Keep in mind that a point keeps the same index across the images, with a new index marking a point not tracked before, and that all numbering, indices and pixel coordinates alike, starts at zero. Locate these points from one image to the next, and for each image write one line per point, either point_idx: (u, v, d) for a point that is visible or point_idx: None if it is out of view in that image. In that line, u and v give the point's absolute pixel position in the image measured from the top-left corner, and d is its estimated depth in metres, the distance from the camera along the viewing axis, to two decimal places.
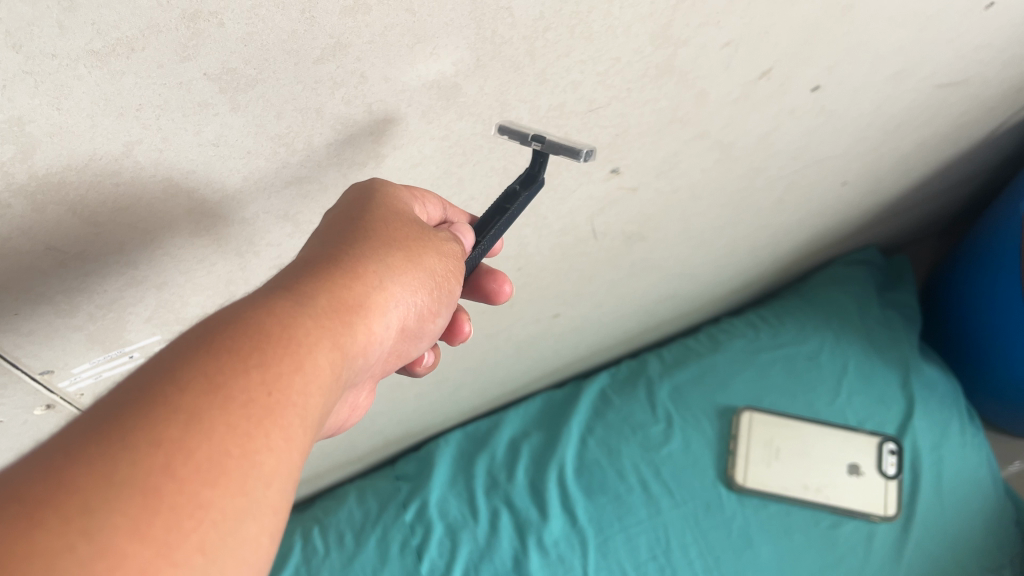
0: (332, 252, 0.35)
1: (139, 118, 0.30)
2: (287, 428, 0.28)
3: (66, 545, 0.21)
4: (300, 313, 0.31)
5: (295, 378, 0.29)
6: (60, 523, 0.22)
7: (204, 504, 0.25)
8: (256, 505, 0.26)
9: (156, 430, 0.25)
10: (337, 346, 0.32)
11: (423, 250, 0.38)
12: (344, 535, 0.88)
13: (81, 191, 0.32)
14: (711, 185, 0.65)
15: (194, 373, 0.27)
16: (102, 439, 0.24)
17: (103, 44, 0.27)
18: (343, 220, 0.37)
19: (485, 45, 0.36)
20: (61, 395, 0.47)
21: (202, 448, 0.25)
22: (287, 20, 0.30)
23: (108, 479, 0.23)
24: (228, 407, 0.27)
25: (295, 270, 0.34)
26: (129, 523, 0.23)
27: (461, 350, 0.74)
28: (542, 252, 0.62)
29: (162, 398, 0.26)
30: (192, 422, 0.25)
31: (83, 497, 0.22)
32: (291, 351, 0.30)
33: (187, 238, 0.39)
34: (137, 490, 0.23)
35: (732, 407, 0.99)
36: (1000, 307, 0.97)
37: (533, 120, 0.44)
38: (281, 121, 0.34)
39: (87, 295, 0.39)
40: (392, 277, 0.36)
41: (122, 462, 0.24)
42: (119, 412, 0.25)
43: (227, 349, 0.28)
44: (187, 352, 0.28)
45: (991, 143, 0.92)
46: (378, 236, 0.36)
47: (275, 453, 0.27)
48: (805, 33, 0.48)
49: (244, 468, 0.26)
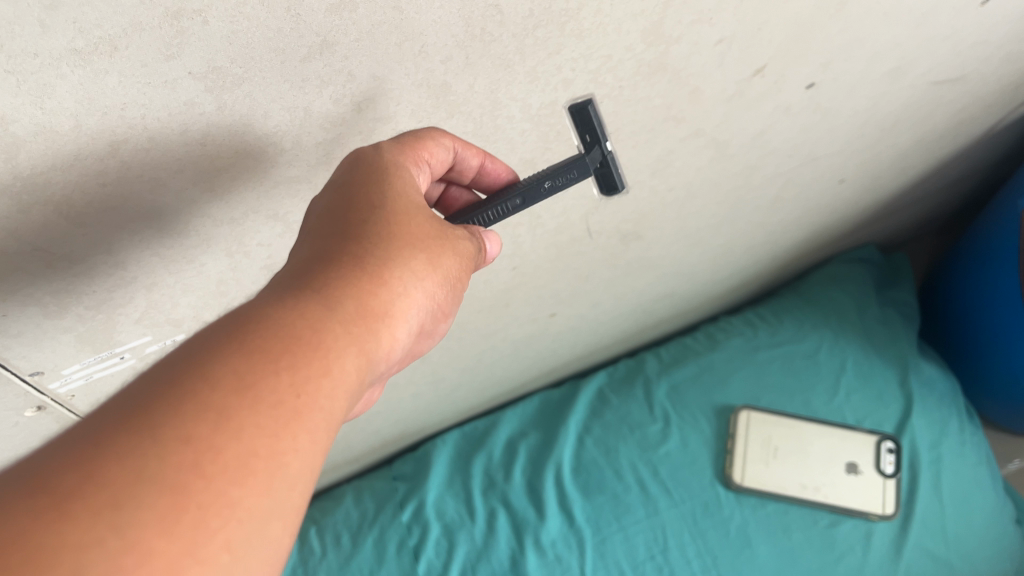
0: (353, 250, 0.34)
1: (123, 118, 0.30)
2: (312, 430, 0.28)
3: (94, 539, 0.22)
4: (329, 317, 0.31)
5: (323, 382, 0.29)
6: (89, 516, 0.22)
7: (231, 503, 0.25)
8: (280, 505, 0.27)
9: (186, 426, 0.25)
10: (363, 352, 0.32)
11: (441, 249, 0.36)
12: (341, 536, 0.88)
13: (67, 192, 0.32)
14: (707, 184, 0.65)
15: (223, 370, 0.27)
16: (130, 433, 0.24)
17: (85, 42, 0.27)
18: (349, 208, 0.35)
19: (474, 43, 0.36)
20: (51, 397, 0.47)
21: (231, 446, 0.26)
22: (272, 18, 0.29)
23: (137, 474, 0.23)
24: (257, 407, 0.27)
25: (316, 266, 0.33)
26: (156, 517, 0.23)
27: (457, 350, 0.74)
28: (537, 251, 0.62)
29: (191, 394, 0.26)
30: (221, 420, 0.26)
31: (112, 491, 0.23)
32: (319, 356, 0.30)
33: (175, 239, 0.39)
34: (164, 485, 0.24)
35: (730, 405, 0.98)
36: (998, 304, 0.97)
37: (524, 119, 0.44)
38: (269, 120, 0.34)
39: (76, 296, 0.39)
40: (419, 285, 0.35)
41: (152, 458, 0.24)
42: (149, 405, 0.25)
43: (258, 350, 0.28)
44: (217, 348, 0.28)
45: (990, 140, 0.92)
46: (400, 237, 0.35)
47: (300, 454, 0.28)
48: (799, 30, 0.48)
49: (271, 469, 0.26)
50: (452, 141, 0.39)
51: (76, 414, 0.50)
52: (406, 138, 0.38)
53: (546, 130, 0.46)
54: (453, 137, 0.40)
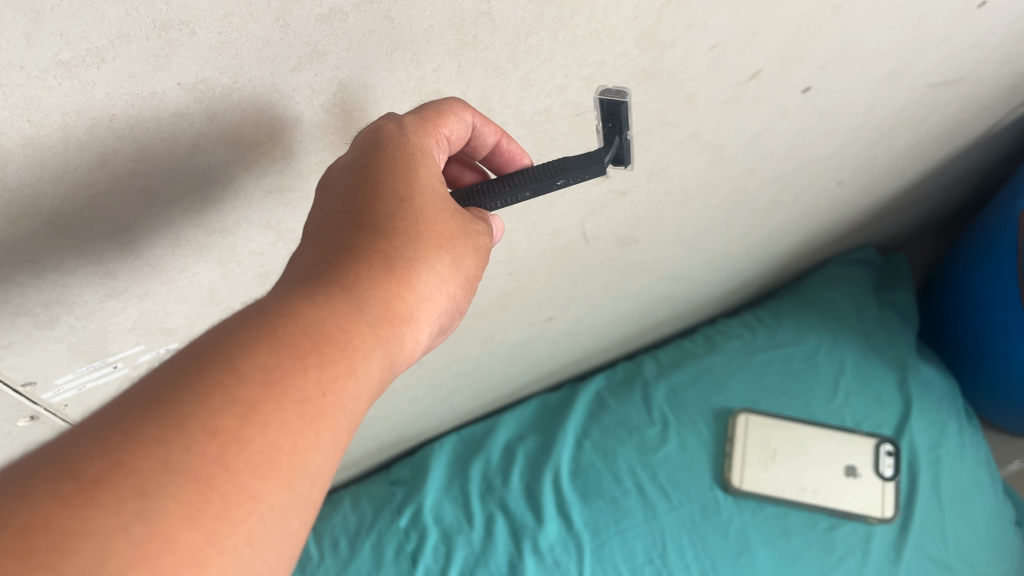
0: (382, 246, 0.33)
1: (112, 129, 0.30)
2: (335, 428, 0.29)
3: (120, 525, 0.23)
4: (358, 316, 0.31)
5: (349, 383, 0.30)
6: (116, 503, 0.23)
7: (254, 496, 0.26)
8: (301, 501, 0.27)
9: (212, 419, 0.26)
10: (387, 355, 0.32)
11: (464, 247, 0.35)
12: (339, 541, 0.88)
13: (56, 203, 0.32)
14: (703, 187, 0.65)
15: (251, 364, 0.27)
16: (158, 422, 0.25)
17: (72, 55, 0.26)
18: (373, 198, 0.34)
19: (466, 51, 0.36)
20: (45, 407, 0.47)
21: (256, 440, 0.26)
22: (261, 28, 0.29)
23: (164, 464, 0.24)
24: (284, 403, 0.27)
25: (342, 258, 0.32)
26: (181, 507, 0.24)
27: (454, 354, 0.74)
28: (533, 255, 0.62)
29: (219, 386, 0.26)
30: (248, 415, 0.26)
31: (139, 479, 0.24)
32: (345, 356, 0.30)
33: (166, 248, 0.39)
34: (190, 476, 0.24)
35: (728, 408, 0.98)
36: (997, 304, 0.97)
37: (518, 125, 0.44)
38: (260, 130, 0.34)
39: (67, 306, 0.39)
40: (445, 289, 0.35)
41: (178, 449, 0.24)
42: (178, 394, 0.26)
43: (287, 346, 0.28)
44: (247, 340, 0.28)
45: (988, 141, 0.91)
46: (429, 237, 0.34)
47: (322, 452, 0.28)
48: (794, 33, 0.48)
49: (293, 465, 0.27)
50: (472, 116, 0.37)
51: (71, 424, 0.50)
52: (427, 110, 0.36)
53: (540, 136, 0.46)
54: (474, 111, 0.38)
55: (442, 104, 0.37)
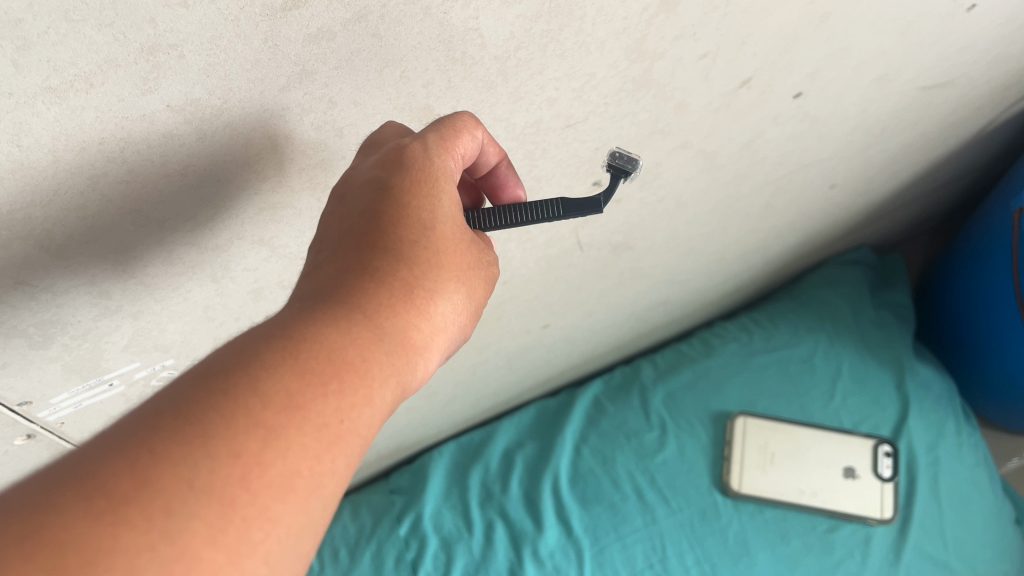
0: (405, 273, 0.33)
1: (101, 152, 0.30)
2: (349, 454, 0.29)
3: (148, 544, 0.23)
4: (377, 344, 0.31)
5: (364, 411, 0.30)
6: (143, 522, 0.23)
7: (272, 518, 0.26)
8: (313, 523, 0.28)
9: (236, 441, 0.26)
10: (401, 383, 0.32)
11: (474, 278, 0.36)
12: (339, 551, 0.87)
13: (48, 225, 0.32)
14: (697, 194, 0.65)
15: (275, 387, 0.28)
16: (184, 441, 0.25)
17: (60, 80, 0.26)
18: (399, 222, 0.34)
19: (455, 66, 0.36)
20: (41, 425, 0.47)
21: (276, 464, 0.27)
22: (249, 49, 0.29)
23: (190, 484, 0.24)
24: (304, 427, 0.28)
25: (364, 279, 0.33)
26: (204, 529, 0.24)
27: (451, 363, 0.74)
28: (527, 264, 0.62)
29: (244, 408, 0.27)
30: (271, 437, 0.27)
31: (165, 498, 0.24)
32: (364, 383, 0.30)
33: (160, 267, 0.39)
34: (214, 498, 0.25)
35: (725, 411, 0.98)
36: (993, 303, 0.97)
37: (509, 138, 0.44)
38: (250, 148, 0.34)
39: (61, 326, 0.39)
40: (455, 317, 0.35)
41: (204, 469, 0.25)
42: (202, 413, 0.26)
43: (310, 370, 0.29)
44: (271, 361, 0.28)
45: (982, 140, 0.91)
46: (447, 268, 0.35)
47: (336, 476, 0.29)
48: (784, 42, 0.48)
49: (309, 488, 0.27)
50: (483, 134, 0.37)
51: (66, 442, 0.50)
52: (445, 126, 0.35)
53: (532, 148, 0.46)
54: (484, 129, 0.37)
55: (456, 119, 0.36)
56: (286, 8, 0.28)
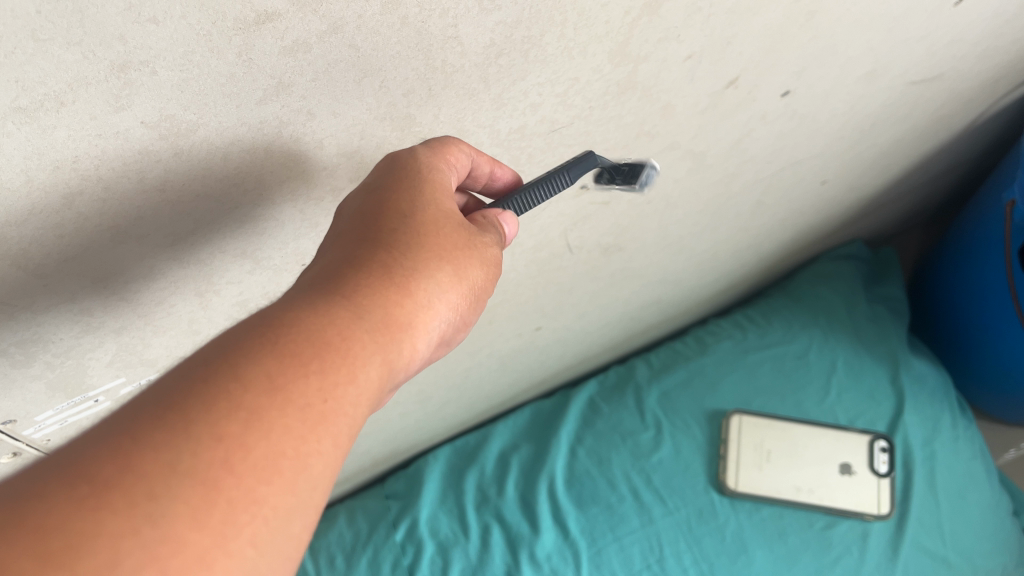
0: (384, 258, 0.34)
1: (76, 170, 0.29)
2: (336, 434, 0.29)
3: (131, 528, 0.23)
4: (357, 323, 0.31)
5: (349, 389, 0.30)
6: (126, 506, 0.23)
7: (258, 499, 0.26)
8: (303, 505, 0.27)
9: (218, 425, 0.26)
10: (387, 362, 0.32)
11: (466, 260, 0.36)
12: (335, 557, 0.87)
13: (23, 246, 0.32)
14: (686, 194, 0.65)
15: (255, 371, 0.27)
16: (165, 427, 0.25)
17: (29, 100, 0.26)
18: (381, 215, 0.35)
19: (436, 75, 0.36)
20: (27, 442, 0.46)
21: (259, 445, 0.26)
22: (223, 64, 0.29)
23: (172, 468, 0.24)
24: (286, 409, 0.27)
25: (344, 270, 0.33)
26: (189, 512, 0.24)
27: (442, 367, 0.73)
28: (518, 269, 0.61)
29: (225, 393, 0.26)
30: (253, 419, 0.26)
31: (148, 482, 0.24)
32: (346, 362, 0.30)
33: (142, 283, 0.38)
34: (198, 480, 0.24)
35: (721, 410, 0.98)
36: (987, 295, 0.97)
37: (493, 144, 0.43)
38: (229, 162, 0.33)
39: (42, 345, 0.38)
40: (442, 296, 0.35)
41: (186, 453, 0.24)
42: (184, 400, 0.26)
43: (290, 353, 0.29)
44: (250, 348, 0.28)
45: (974, 132, 0.91)
46: (427, 247, 0.35)
47: (323, 457, 0.28)
48: (769, 41, 0.48)
49: (296, 469, 0.27)
50: (469, 150, 0.38)
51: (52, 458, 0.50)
52: (433, 141, 0.38)
53: (517, 153, 0.45)
54: (471, 146, 0.39)
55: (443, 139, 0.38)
56: (259, 21, 0.28)
